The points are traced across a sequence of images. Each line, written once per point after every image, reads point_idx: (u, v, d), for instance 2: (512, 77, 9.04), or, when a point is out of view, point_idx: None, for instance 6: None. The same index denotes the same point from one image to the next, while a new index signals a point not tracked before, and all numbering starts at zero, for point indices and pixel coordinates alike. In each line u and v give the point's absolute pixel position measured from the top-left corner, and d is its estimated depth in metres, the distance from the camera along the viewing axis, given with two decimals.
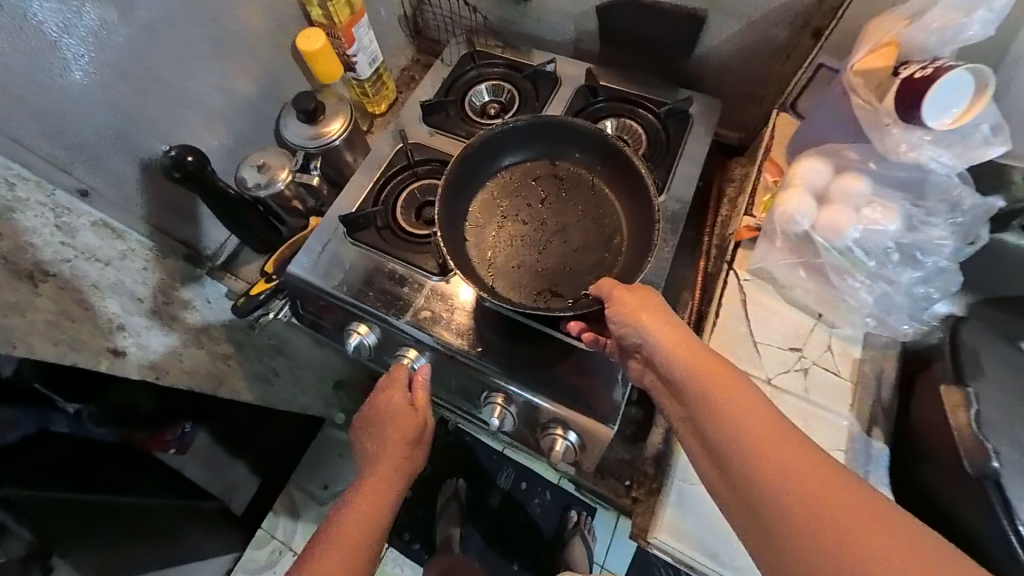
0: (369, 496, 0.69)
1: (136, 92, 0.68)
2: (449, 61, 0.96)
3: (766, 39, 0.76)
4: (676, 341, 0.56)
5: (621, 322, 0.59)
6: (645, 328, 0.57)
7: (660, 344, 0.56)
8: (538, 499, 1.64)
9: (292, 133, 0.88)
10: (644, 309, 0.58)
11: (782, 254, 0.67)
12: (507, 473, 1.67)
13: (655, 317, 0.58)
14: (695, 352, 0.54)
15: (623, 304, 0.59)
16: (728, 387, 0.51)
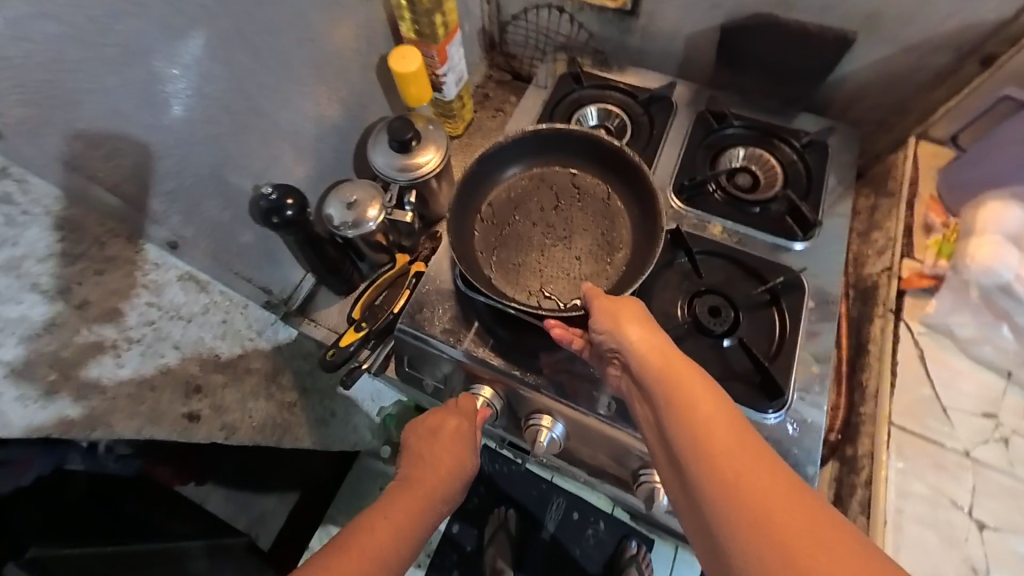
0: (379, 517, 0.53)
1: (234, 126, 0.61)
2: (546, 83, 0.88)
3: (919, 65, 0.71)
4: (655, 349, 0.47)
5: (598, 325, 0.52)
6: (621, 333, 0.49)
7: (633, 350, 0.48)
8: (594, 533, 1.14)
9: (382, 164, 0.78)
10: (620, 312, 0.51)
11: (966, 309, 0.62)
12: (556, 506, 1.16)
13: (632, 320, 0.50)
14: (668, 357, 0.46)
15: (603, 311, 0.52)
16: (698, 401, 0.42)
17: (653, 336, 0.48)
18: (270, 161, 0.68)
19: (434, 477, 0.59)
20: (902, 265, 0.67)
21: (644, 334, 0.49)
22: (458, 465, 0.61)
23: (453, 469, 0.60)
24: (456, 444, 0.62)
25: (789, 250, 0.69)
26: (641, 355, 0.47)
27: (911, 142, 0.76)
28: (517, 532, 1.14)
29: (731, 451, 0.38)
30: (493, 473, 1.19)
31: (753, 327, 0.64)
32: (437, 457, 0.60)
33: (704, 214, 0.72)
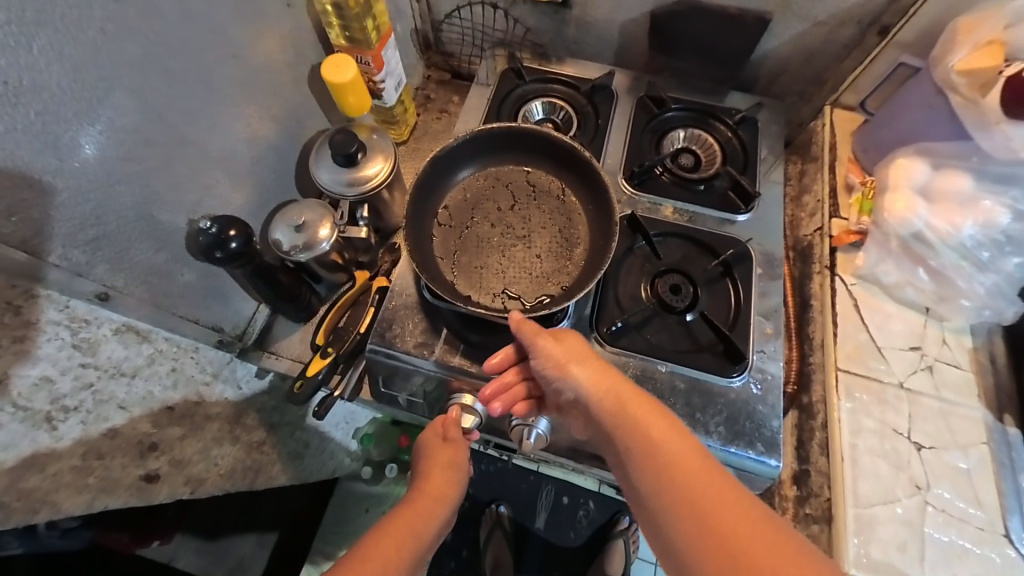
0: (388, 529, 0.56)
1: (158, 159, 0.56)
2: (488, 80, 0.88)
3: (830, 38, 0.77)
4: (605, 382, 0.55)
5: (550, 365, 0.57)
6: (573, 376, 0.56)
7: (587, 389, 0.55)
8: (585, 514, 1.16)
9: (328, 180, 0.75)
10: (567, 349, 0.57)
11: (889, 257, 0.69)
12: (546, 493, 1.18)
13: (580, 356, 0.57)
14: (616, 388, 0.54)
15: (549, 356, 0.57)
16: (644, 421, 0.51)
17: (600, 368, 0.56)
18: (198, 190, 0.63)
19: (436, 490, 0.63)
20: (832, 225, 0.74)
21: (593, 368, 0.56)
22: (453, 478, 0.65)
23: (451, 481, 0.64)
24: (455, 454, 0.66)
25: (734, 223, 0.74)
26: (590, 388, 0.55)
27: (827, 109, 0.83)
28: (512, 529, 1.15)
29: (680, 460, 0.48)
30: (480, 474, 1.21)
31: (711, 299, 0.68)
32: (436, 469, 0.65)
33: (655, 197, 0.75)
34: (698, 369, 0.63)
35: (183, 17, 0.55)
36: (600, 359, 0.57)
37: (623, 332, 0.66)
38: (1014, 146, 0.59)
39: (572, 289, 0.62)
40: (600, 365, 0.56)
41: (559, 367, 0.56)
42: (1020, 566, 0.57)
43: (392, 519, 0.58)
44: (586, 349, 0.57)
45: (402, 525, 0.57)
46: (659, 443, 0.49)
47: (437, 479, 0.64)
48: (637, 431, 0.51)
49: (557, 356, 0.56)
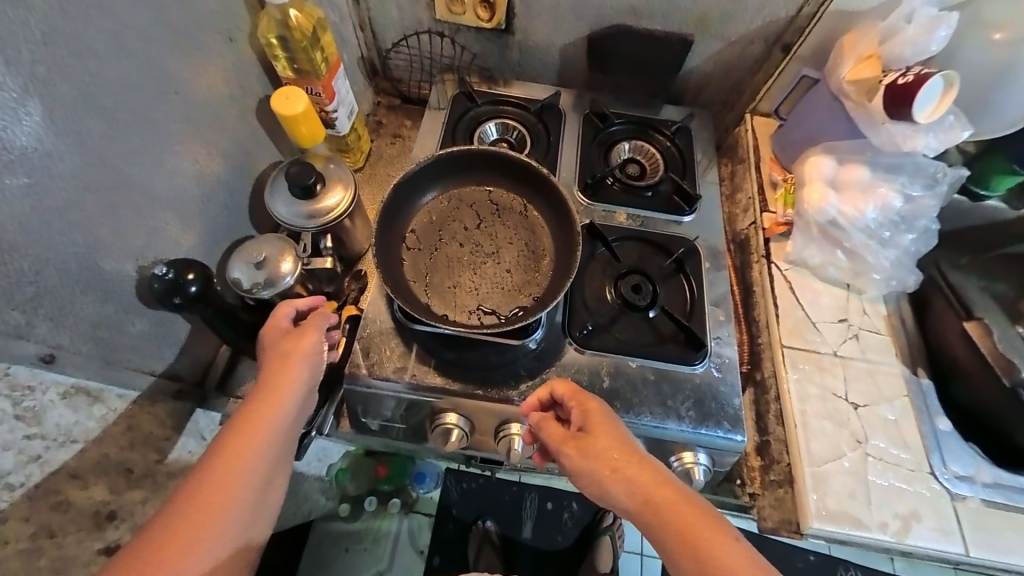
0: (194, 498, 0.45)
1: (101, 205, 0.53)
2: (440, 104, 0.91)
3: (742, 55, 0.88)
4: (642, 490, 0.49)
5: (579, 471, 0.53)
6: (607, 487, 0.50)
7: (623, 499, 0.49)
8: (570, 515, 1.19)
9: (287, 213, 0.74)
10: (596, 452, 0.52)
11: (813, 243, 0.78)
12: (530, 501, 1.19)
13: (610, 461, 0.51)
14: (653, 490, 0.48)
15: (581, 467, 0.52)
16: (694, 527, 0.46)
17: (634, 470, 0.50)
18: (146, 232, 0.60)
19: (256, 424, 0.51)
20: (763, 219, 0.83)
21: (627, 474, 0.50)
22: (280, 408, 0.53)
23: (276, 413, 0.53)
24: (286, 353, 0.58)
25: (682, 222, 0.81)
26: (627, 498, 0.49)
27: (747, 116, 0.94)
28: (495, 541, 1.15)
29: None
30: (462, 493, 1.20)
31: (670, 294, 0.73)
32: (255, 402, 0.53)
33: (608, 205, 0.81)
34: (665, 359, 0.67)
35: (121, 58, 0.54)
36: (637, 456, 0.51)
37: (594, 333, 0.69)
38: (895, 139, 0.72)
39: (543, 298, 0.65)
40: (638, 465, 0.50)
41: (594, 481, 0.51)
42: (945, 496, 0.66)
43: (217, 465, 0.48)
44: (620, 449, 0.51)
45: (213, 489, 0.46)
46: (723, 574, 0.43)
47: (256, 414, 0.52)
48: (686, 545, 0.45)
49: (587, 467, 0.52)
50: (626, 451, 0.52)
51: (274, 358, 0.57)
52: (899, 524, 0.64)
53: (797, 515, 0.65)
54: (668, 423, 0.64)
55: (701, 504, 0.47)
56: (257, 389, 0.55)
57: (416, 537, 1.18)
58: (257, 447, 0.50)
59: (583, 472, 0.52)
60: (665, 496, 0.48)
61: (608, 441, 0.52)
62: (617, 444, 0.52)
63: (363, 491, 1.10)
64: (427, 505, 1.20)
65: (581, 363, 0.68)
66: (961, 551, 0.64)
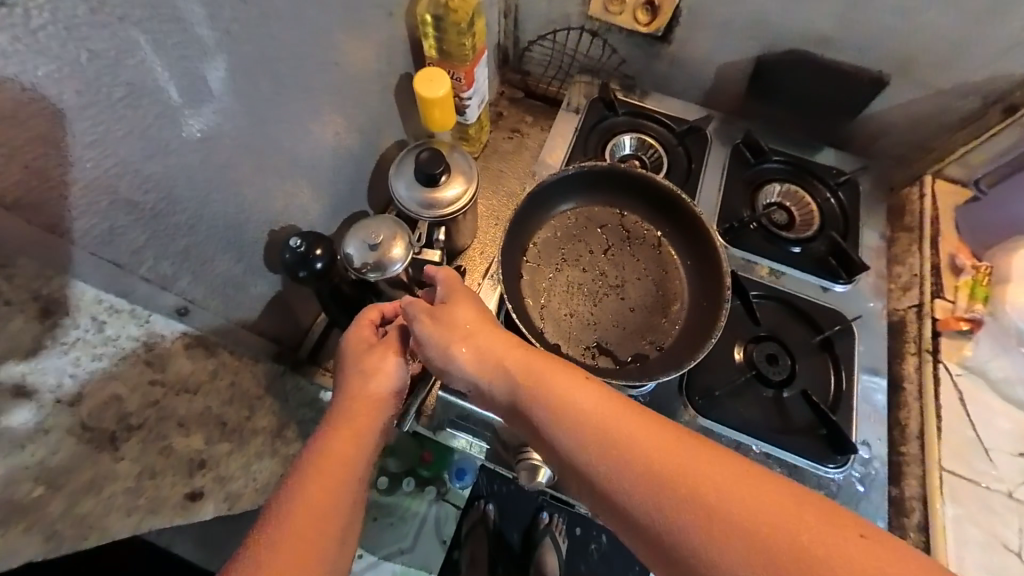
0: (283, 551, 0.41)
1: (252, 165, 0.53)
2: (574, 106, 0.85)
3: (947, 108, 0.74)
4: (493, 353, 0.47)
5: (430, 344, 0.50)
6: (457, 356, 0.48)
7: (471, 364, 0.48)
8: (596, 547, 1.10)
9: (407, 198, 0.71)
10: (446, 320, 0.50)
11: (1003, 352, 0.65)
12: (558, 525, 1.09)
13: (463, 327, 0.49)
14: (506, 352, 0.47)
15: (432, 336, 0.49)
16: (552, 380, 0.44)
17: (484, 335, 0.48)
18: (274, 195, 0.59)
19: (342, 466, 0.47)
20: (935, 306, 0.70)
21: (481, 342, 0.48)
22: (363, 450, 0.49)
23: (361, 452, 0.49)
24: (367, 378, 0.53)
25: (831, 292, 0.70)
26: (480, 363, 0.48)
27: (926, 178, 0.79)
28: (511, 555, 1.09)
29: (606, 418, 0.41)
30: (491, 492, 1.11)
31: (811, 374, 0.63)
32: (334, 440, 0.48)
33: (748, 255, 0.71)
34: (798, 454, 0.58)
35: (304, 22, 0.53)
36: (487, 321, 0.50)
37: (719, 402, 0.61)
38: None
39: (672, 350, 0.58)
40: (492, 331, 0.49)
41: (442, 350, 0.49)
42: None
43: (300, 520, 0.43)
44: (469, 314, 0.50)
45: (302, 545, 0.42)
46: (591, 418, 0.41)
47: (339, 453, 0.48)
48: (548, 399, 0.43)
49: (436, 338, 0.49)
50: (480, 317, 0.50)
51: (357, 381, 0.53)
52: None
53: None
54: None
55: (549, 354, 0.46)
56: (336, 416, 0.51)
57: (442, 525, 1.07)
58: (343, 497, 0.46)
59: (434, 342, 0.50)
60: (511, 353, 0.47)
61: (459, 309, 0.50)
62: (466, 312, 0.50)
63: (403, 472, 1.03)
64: (457, 496, 1.08)
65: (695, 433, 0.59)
66: None
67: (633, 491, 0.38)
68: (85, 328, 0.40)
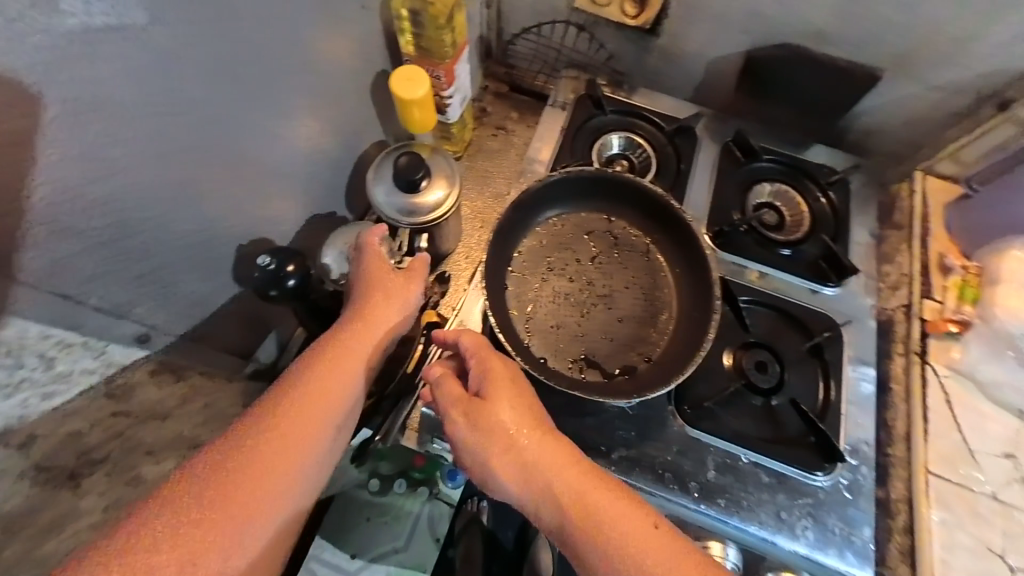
0: (263, 459, 0.43)
1: (216, 178, 0.51)
2: (561, 103, 0.82)
3: (940, 105, 0.72)
4: (535, 464, 0.45)
5: (466, 448, 0.46)
6: (495, 466, 0.45)
7: (507, 474, 0.45)
8: None
9: (386, 205, 0.68)
10: (491, 428, 0.46)
11: (993, 356, 0.64)
12: None
13: (504, 434, 0.46)
14: (552, 464, 0.44)
15: (472, 442, 0.46)
16: (593, 501, 0.43)
17: (530, 443, 0.45)
18: (242, 208, 0.56)
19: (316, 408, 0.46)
20: (924, 308, 0.69)
21: (525, 452, 0.45)
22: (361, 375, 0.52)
23: (338, 400, 0.48)
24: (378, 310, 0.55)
25: (820, 295, 0.69)
26: (521, 475, 0.45)
27: (919, 175, 0.77)
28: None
29: (642, 549, 0.41)
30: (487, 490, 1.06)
31: (801, 382, 0.62)
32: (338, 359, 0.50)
33: (738, 258, 0.70)
34: (787, 464, 0.57)
35: (263, 24, 0.50)
36: (539, 427, 0.46)
37: (707, 412, 0.59)
38: None
39: (660, 362, 0.57)
40: (547, 446, 0.45)
41: (478, 455, 0.46)
42: None
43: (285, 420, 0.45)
44: (514, 419, 0.46)
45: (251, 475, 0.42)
46: (625, 548, 0.41)
47: (316, 394, 0.47)
48: (587, 521, 0.42)
49: (479, 448, 0.46)
50: (525, 419, 0.46)
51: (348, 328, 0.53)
52: None
53: None
54: (780, 540, 0.55)
55: (596, 471, 0.45)
56: (320, 356, 0.50)
57: (436, 524, 0.93)
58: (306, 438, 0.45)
59: (471, 446, 0.46)
60: (558, 466, 0.44)
61: (507, 412, 0.46)
62: (517, 418, 0.46)
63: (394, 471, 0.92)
64: (452, 494, 0.94)
65: (684, 444, 0.58)
66: None
67: None
68: (31, 366, 0.38)
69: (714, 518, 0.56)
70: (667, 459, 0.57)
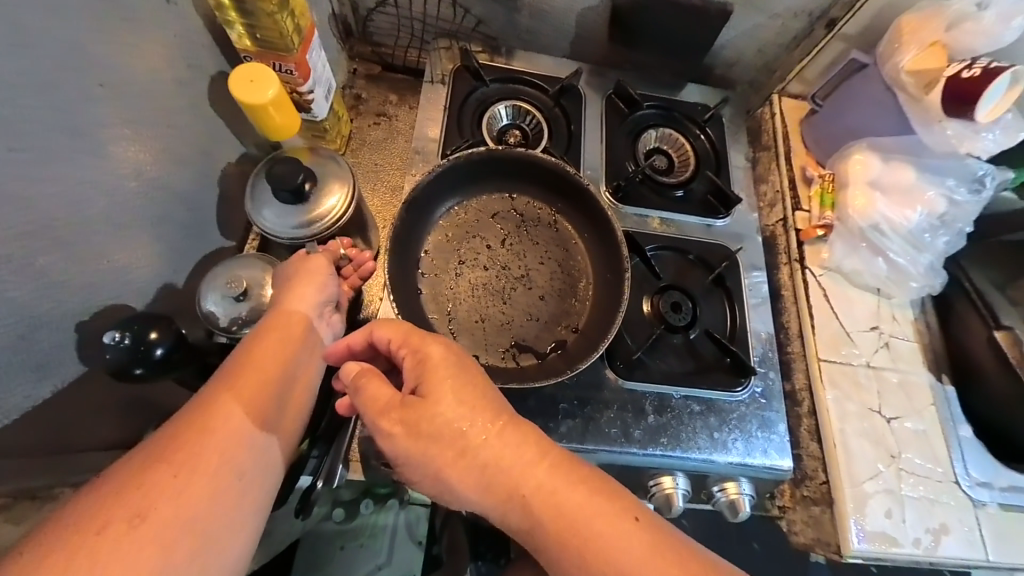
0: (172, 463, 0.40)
1: (17, 255, 0.41)
2: (437, 79, 0.76)
3: (783, 31, 0.79)
4: (496, 465, 0.42)
5: (415, 461, 0.43)
6: (450, 474, 0.42)
7: (465, 477, 0.42)
8: None
9: (278, 225, 0.59)
10: (440, 432, 0.42)
11: (851, 250, 0.75)
12: None
13: (455, 437, 0.42)
14: (514, 462, 0.42)
15: (423, 450, 0.43)
16: (561, 496, 0.41)
17: (488, 440, 0.42)
18: (71, 279, 0.46)
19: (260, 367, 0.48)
20: (797, 219, 0.78)
21: (484, 452, 0.42)
22: (280, 366, 0.49)
23: (284, 364, 0.50)
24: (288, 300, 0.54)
25: (714, 227, 0.74)
26: (479, 477, 0.42)
27: (776, 98, 0.84)
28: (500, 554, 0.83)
29: (612, 538, 0.39)
30: None
31: (710, 311, 0.68)
32: (251, 359, 0.49)
33: (640, 210, 0.72)
34: (710, 389, 0.63)
35: (16, 46, 0.39)
36: (494, 421, 0.43)
37: (637, 363, 0.63)
38: (950, 141, 0.67)
39: (586, 332, 0.59)
40: (508, 440, 0.42)
41: (429, 463, 0.43)
42: (968, 504, 0.67)
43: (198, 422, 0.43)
44: (467, 419, 0.42)
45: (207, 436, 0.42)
46: (594, 538, 0.39)
47: (261, 362, 0.49)
48: (555, 515, 0.40)
49: (429, 456, 0.43)
50: (481, 416, 0.43)
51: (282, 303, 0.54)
52: (931, 534, 0.65)
53: (836, 538, 0.65)
54: (717, 456, 0.61)
55: (566, 463, 0.42)
56: (259, 330, 0.51)
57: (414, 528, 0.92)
58: (258, 394, 0.47)
59: (421, 458, 0.43)
60: (521, 462, 0.42)
61: (456, 412, 0.43)
62: (469, 414, 0.42)
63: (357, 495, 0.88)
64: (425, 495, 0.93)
65: (623, 397, 0.62)
66: (982, 556, 0.65)
67: None
68: None
69: (661, 457, 0.60)
70: (610, 415, 0.61)
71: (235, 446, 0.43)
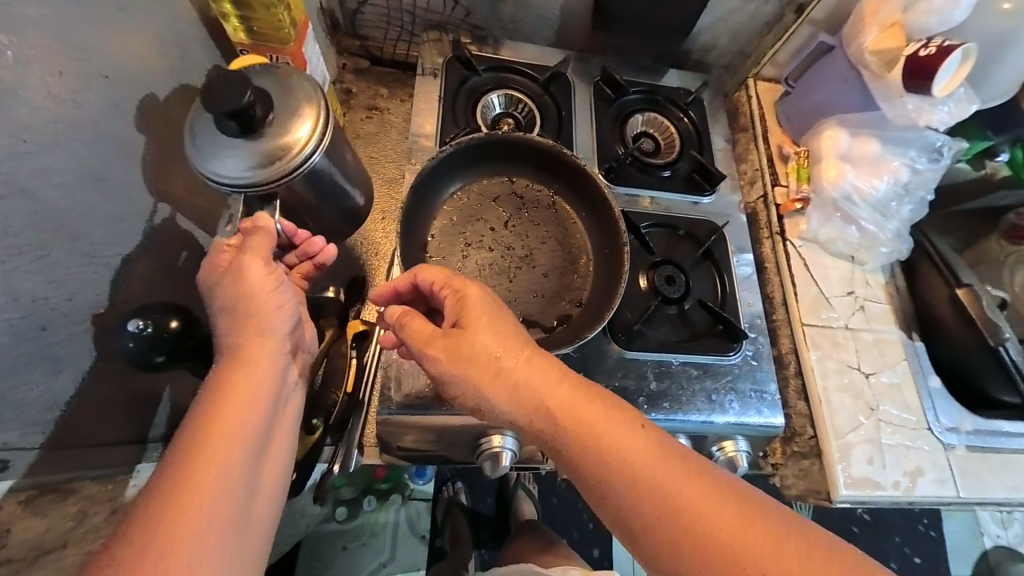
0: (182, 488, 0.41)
1: (29, 246, 0.40)
2: (429, 70, 0.77)
3: (754, 16, 0.83)
4: (524, 383, 0.44)
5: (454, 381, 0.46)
6: (486, 390, 0.45)
7: (495, 393, 0.45)
8: None
9: (233, 165, 0.49)
10: (477, 354, 0.45)
11: (826, 220, 0.80)
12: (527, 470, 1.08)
13: (486, 359, 0.45)
14: (541, 378, 0.44)
15: (462, 366, 0.46)
16: (582, 410, 0.43)
17: (514, 361, 0.45)
18: (78, 274, 0.46)
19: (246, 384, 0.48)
20: (776, 195, 0.83)
21: (514, 371, 0.45)
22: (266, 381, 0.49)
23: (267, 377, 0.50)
24: (253, 304, 0.50)
25: (700, 204, 0.78)
26: (507, 396, 0.45)
27: (752, 82, 0.89)
28: (494, 542, 1.07)
29: (629, 445, 0.41)
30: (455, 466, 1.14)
31: (700, 282, 0.72)
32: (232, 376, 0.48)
33: (630, 189, 0.76)
34: (706, 354, 0.67)
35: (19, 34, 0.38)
36: (521, 346, 0.46)
37: (635, 334, 0.66)
38: (910, 114, 0.72)
39: (589, 305, 0.62)
40: (534, 363, 0.45)
41: (466, 381, 0.46)
42: (940, 447, 0.73)
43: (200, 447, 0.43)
44: (496, 342, 0.45)
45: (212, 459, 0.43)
46: (613, 447, 0.41)
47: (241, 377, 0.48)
48: (579, 425, 0.43)
49: (466, 375, 0.45)
50: (508, 341, 0.46)
51: (249, 312, 0.50)
52: (908, 476, 0.71)
53: (825, 487, 0.70)
54: (715, 416, 0.65)
55: (590, 385, 0.45)
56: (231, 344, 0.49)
57: (416, 522, 1.01)
58: (257, 411, 0.47)
59: (456, 378, 0.46)
60: (547, 379, 0.44)
61: (488, 338, 0.46)
62: (503, 342, 0.45)
63: (359, 493, 0.96)
64: (424, 492, 1.03)
65: (625, 367, 0.65)
66: (954, 494, 0.72)
67: (641, 516, 0.40)
68: None
69: (664, 421, 0.64)
70: (614, 385, 0.64)
71: (238, 467, 0.44)
